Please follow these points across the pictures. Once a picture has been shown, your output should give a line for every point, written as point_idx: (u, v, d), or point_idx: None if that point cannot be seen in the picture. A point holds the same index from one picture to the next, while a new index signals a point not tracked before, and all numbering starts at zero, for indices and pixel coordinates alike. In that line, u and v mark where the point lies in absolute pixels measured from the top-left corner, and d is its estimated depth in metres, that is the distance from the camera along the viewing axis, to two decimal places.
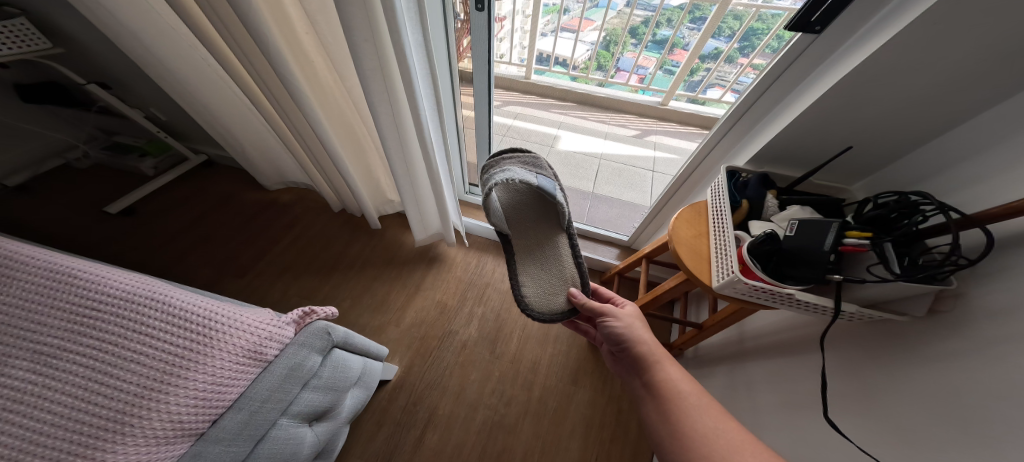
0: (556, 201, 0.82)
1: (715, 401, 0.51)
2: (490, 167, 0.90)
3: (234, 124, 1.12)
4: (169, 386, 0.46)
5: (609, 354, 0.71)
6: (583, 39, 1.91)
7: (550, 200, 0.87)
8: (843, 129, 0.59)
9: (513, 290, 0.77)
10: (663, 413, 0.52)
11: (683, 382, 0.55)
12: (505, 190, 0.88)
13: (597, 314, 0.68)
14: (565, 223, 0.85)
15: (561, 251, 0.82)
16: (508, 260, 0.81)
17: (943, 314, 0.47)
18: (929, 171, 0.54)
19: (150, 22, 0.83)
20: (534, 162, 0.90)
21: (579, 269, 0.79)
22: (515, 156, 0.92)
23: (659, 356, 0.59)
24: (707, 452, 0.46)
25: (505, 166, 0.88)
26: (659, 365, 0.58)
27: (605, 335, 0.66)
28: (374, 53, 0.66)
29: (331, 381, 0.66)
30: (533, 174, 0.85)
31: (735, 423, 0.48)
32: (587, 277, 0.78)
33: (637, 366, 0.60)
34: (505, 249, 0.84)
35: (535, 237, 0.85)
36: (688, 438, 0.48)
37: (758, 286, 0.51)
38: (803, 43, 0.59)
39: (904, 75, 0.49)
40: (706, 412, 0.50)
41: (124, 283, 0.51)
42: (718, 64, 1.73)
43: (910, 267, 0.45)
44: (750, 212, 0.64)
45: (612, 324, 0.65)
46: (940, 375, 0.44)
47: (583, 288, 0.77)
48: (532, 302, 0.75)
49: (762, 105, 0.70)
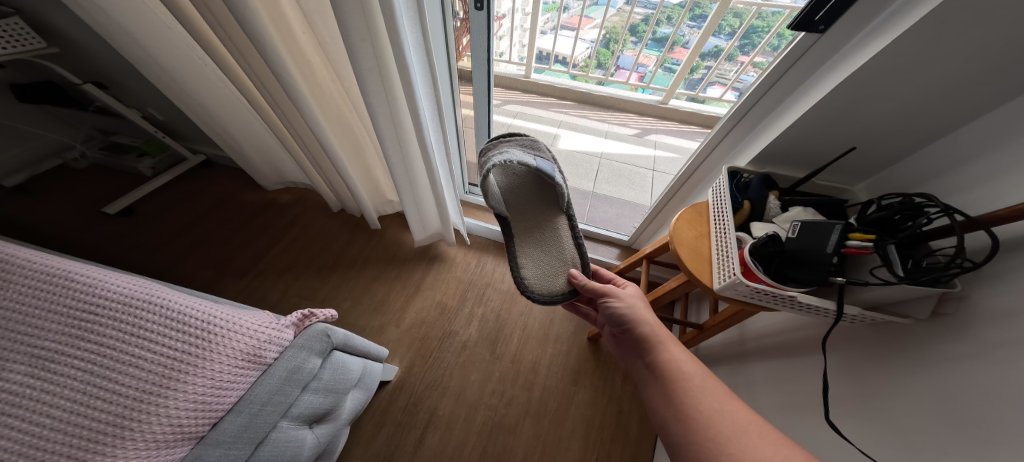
0: (555, 183, 0.80)
1: (718, 380, 0.50)
2: (487, 151, 0.89)
3: (233, 124, 1.11)
4: (168, 390, 0.46)
5: (610, 337, 0.70)
6: (583, 37, 1.90)
7: (549, 182, 0.86)
8: (845, 129, 0.59)
9: (513, 274, 0.77)
10: (668, 396, 0.51)
11: (687, 364, 0.54)
12: (504, 174, 0.87)
13: (598, 296, 0.67)
14: (565, 206, 0.84)
15: (560, 234, 0.82)
16: (505, 241, 0.81)
17: (947, 317, 0.46)
18: (932, 172, 0.53)
19: (146, 22, 0.82)
20: (533, 145, 0.88)
21: (579, 251, 0.79)
22: (514, 139, 0.90)
23: (661, 336, 0.59)
24: (712, 434, 0.45)
25: (504, 149, 0.87)
26: (663, 346, 0.57)
27: (606, 317, 0.65)
28: (372, 53, 0.65)
29: (331, 383, 0.66)
30: (532, 157, 0.83)
31: (739, 402, 0.47)
32: (587, 259, 0.78)
33: (639, 348, 0.59)
34: (503, 232, 0.83)
35: (535, 221, 0.84)
36: (694, 420, 0.47)
37: (761, 288, 0.51)
38: (805, 43, 0.59)
39: (908, 75, 0.49)
40: (710, 392, 0.49)
41: (121, 286, 0.51)
42: (719, 63, 1.72)
43: (914, 270, 0.45)
44: (751, 213, 0.64)
45: (612, 303, 0.65)
46: (943, 378, 0.44)
47: (583, 269, 0.76)
48: (532, 284, 0.75)
49: (764, 104, 0.69)
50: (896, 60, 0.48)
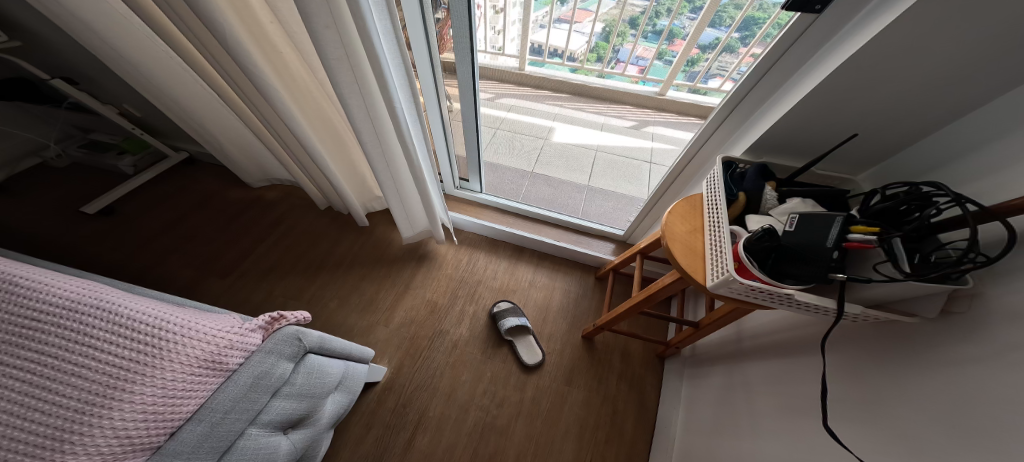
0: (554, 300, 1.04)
1: None
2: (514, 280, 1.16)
3: (208, 120, 1.07)
4: (116, 400, 0.44)
5: None
6: (580, 30, 1.81)
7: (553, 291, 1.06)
8: (848, 115, 0.55)
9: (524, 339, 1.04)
10: None
11: None
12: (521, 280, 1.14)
13: None
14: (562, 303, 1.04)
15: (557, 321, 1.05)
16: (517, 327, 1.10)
17: (959, 316, 0.43)
18: (940, 161, 0.49)
19: (107, 14, 0.78)
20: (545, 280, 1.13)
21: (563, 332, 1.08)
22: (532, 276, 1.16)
23: None
24: None
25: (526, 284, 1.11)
26: None
27: None
28: (337, 41, 0.61)
29: (306, 388, 0.62)
30: None
31: None
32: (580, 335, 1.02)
33: None
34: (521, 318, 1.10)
35: None
36: None
37: (755, 286, 0.47)
38: (801, 25, 0.55)
39: (917, 53, 0.45)
40: None
41: (74, 293, 0.50)
42: (716, 55, 1.59)
43: (922, 266, 0.41)
44: (746, 205, 0.60)
45: None
46: (949, 382, 0.41)
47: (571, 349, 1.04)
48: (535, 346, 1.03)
49: (758, 92, 0.66)
50: (900, 38, 0.44)
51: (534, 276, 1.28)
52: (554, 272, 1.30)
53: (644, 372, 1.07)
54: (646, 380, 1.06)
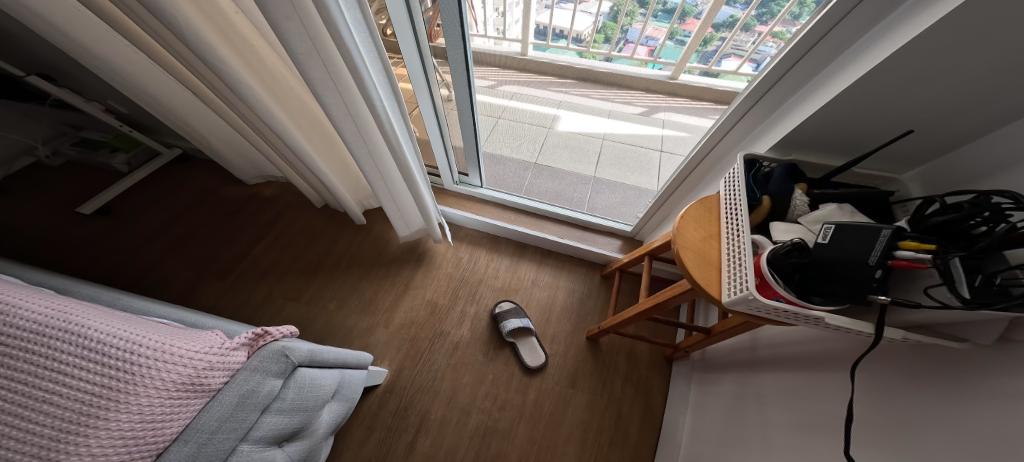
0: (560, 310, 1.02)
1: None
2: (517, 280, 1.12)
3: (194, 117, 1.04)
4: (88, 428, 0.42)
5: None
6: (586, 10, 1.36)
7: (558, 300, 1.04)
8: (888, 108, 0.48)
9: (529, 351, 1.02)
10: None
11: None
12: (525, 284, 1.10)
13: None
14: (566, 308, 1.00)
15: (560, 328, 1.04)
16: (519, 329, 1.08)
17: (1015, 344, 0.36)
18: (995, 166, 0.42)
19: (62, 6, 0.73)
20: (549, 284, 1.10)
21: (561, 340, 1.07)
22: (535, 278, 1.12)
23: None
24: None
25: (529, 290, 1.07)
26: None
27: None
28: (303, 33, 0.55)
29: (299, 402, 0.59)
30: None
31: None
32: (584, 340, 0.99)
33: None
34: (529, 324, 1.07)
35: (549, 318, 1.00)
36: None
37: (779, 306, 0.42)
38: (844, 6, 0.47)
39: (970, 37, 0.37)
40: None
41: (41, 312, 0.47)
42: (734, 34, 1.12)
43: (984, 292, 0.35)
44: (771, 211, 0.54)
45: None
46: (983, 417, 0.36)
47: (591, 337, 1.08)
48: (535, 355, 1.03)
49: (788, 81, 0.59)
50: (950, 16, 0.37)
51: (537, 275, 1.24)
52: (558, 270, 1.26)
53: (650, 375, 1.03)
54: (652, 383, 1.02)
